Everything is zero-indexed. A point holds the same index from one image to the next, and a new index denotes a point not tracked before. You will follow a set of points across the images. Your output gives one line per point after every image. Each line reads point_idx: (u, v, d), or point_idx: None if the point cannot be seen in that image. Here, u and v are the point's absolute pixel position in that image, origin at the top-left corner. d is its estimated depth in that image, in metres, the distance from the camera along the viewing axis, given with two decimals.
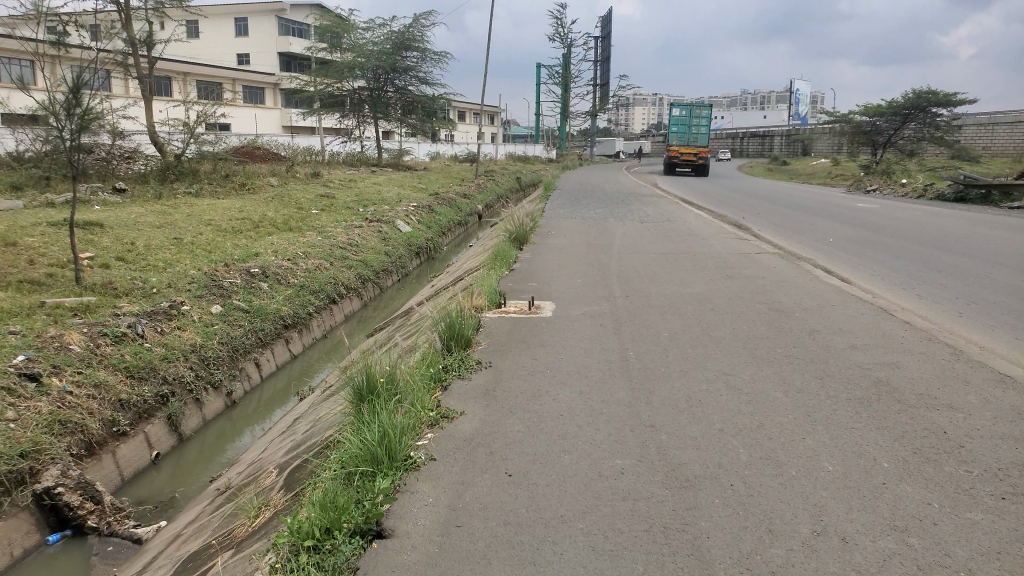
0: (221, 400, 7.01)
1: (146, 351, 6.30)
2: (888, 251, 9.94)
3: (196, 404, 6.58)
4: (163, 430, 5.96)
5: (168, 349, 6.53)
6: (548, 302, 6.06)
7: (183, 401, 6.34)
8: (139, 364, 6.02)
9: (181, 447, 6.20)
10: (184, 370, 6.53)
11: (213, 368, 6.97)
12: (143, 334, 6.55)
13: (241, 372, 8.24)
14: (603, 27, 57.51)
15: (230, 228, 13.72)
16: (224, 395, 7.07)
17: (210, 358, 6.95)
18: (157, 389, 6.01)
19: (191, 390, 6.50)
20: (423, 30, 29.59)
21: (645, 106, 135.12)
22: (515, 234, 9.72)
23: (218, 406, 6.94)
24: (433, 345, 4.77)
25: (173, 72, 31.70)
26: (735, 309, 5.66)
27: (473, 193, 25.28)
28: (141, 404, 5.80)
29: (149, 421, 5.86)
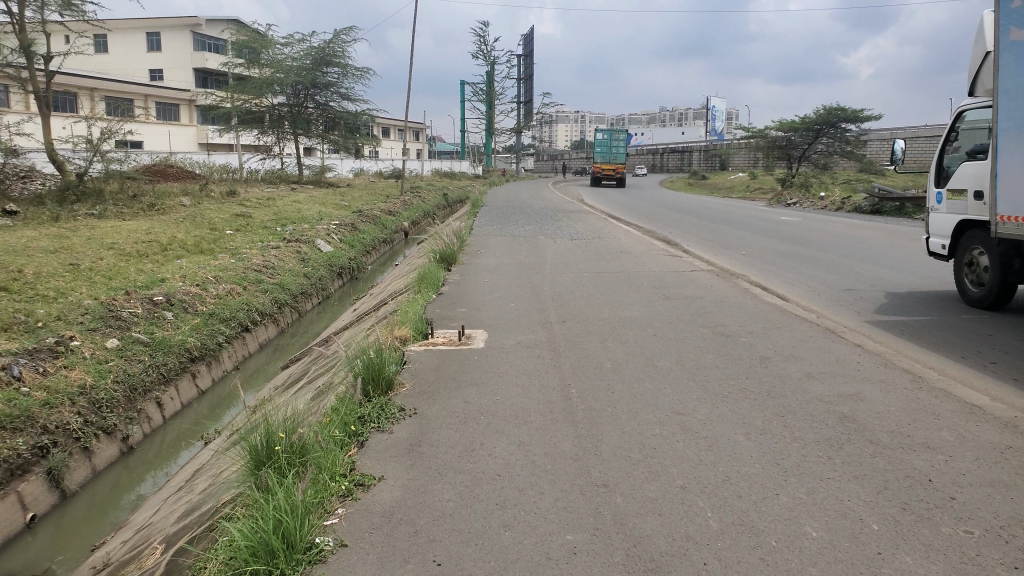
0: (116, 446, 6.11)
1: (21, 397, 5.42)
2: (821, 266, 9.86)
3: (85, 453, 5.69)
4: (42, 487, 5.14)
5: (49, 394, 5.66)
6: (481, 331, 5.49)
7: (68, 451, 5.48)
8: (12, 413, 5.16)
9: (67, 506, 5.38)
10: (70, 416, 5.65)
11: (107, 411, 6.10)
12: (20, 376, 5.71)
13: (140, 415, 7.34)
14: (526, 46, 57.89)
15: (134, 251, 12.62)
16: (120, 441, 6.20)
17: (103, 401, 6.08)
18: (36, 440, 5.17)
19: (79, 438, 5.64)
20: (344, 45, 28.77)
21: (568, 123, 137.14)
22: (442, 254, 9.15)
23: (113, 453, 6.04)
24: (349, 390, 4.12)
25: (75, 86, 29.78)
26: (679, 333, 5.26)
27: (398, 210, 24.59)
28: (16, 459, 4.96)
29: (24, 478, 5.02)
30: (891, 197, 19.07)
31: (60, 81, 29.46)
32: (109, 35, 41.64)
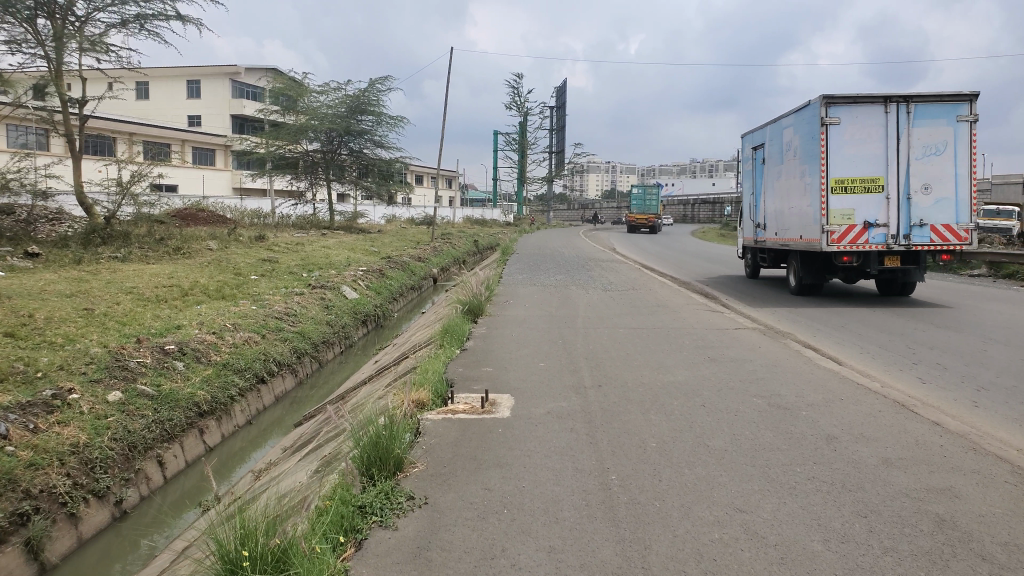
0: (107, 511, 5.63)
1: (5, 458, 5.04)
2: (872, 326, 9.24)
3: (70, 520, 5.22)
4: (17, 560, 4.69)
5: (36, 453, 5.27)
6: (506, 397, 4.96)
7: (52, 518, 5.05)
8: None
9: None
10: (58, 479, 5.21)
11: (100, 472, 5.66)
12: (8, 435, 5.35)
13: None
14: (557, 96, 58.54)
15: (154, 297, 12.40)
16: (113, 505, 5.74)
17: (95, 461, 5.65)
18: (15, 506, 4.76)
19: (65, 503, 5.20)
20: (378, 94, 29.10)
21: (599, 173, 138.03)
22: (468, 305, 8.73)
23: (102, 519, 5.55)
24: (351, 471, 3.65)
25: (113, 131, 30.42)
26: (729, 404, 4.70)
27: (427, 257, 24.43)
28: None
29: None
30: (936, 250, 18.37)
31: (101, 126, 30.19)
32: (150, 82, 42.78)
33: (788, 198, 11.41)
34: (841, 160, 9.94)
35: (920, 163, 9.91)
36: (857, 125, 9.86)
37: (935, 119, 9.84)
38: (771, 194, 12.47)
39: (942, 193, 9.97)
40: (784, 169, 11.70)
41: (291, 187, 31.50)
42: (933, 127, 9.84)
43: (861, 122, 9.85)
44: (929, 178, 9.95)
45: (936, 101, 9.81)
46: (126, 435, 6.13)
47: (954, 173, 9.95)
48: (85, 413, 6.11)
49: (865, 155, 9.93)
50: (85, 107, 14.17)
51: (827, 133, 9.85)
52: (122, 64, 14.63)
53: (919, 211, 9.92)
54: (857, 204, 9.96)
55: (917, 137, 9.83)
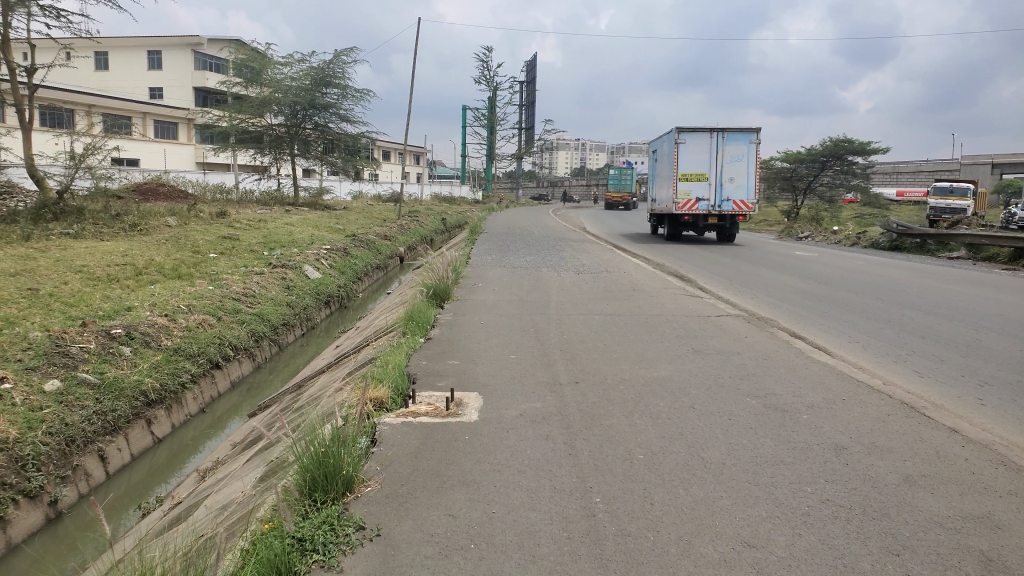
0: (40, 513, 4.95)
1: None
2: (856, 312, 8.93)
3: None
4: None
5: None
6: (477, 397, 4.39)
7: None
8: None
9: None
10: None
11: (33, 471, 4.95)
12: None
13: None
14: (528, 71, 57.60)
15: (104, 275, 11.57)
16: (48, 506, 5.03)
17: (27, 458, 4.93)
18: None
19: None
20: (343, 66, 28.06)
21: (570, 152, 137.50)
22: (433, 289, 8.15)
23: (35, 521, 4.88)
24: (290, 491, 3.05)
25: (65, 101, 28.92)
26: (721, 408, 4.21)
27: (394, 235, 23.72)
28: None
29: None
30: (913, 232, 18.44)
31: (52, 95, 28.70)
32: (109, 52, 40.92)
33: (664, 183, 19.39)
34: (686, 163, 17.99)
35: (729, 165, 17.94)
36: (696, 144, 17.95)
37: (737, 142, 17.93)
38: (656, 183, 20.92)
39: (741, 182, 18.02)
40: (662, 167, 19.97)
41: (255, 161, 30.41)
42: (735, 147, 18.02)
43: (697, 143, 17.94)
44: (733, 173, 18.11)
45: (737, 132, 17.91)
46: (63, 428, 5.42)
47: (748, 172, 18.00)
48: (18, 405, 5.31)
49: (700, 162, 18.00)
50: (36, 76, 13.27)
51: (678, 148, 17.97)
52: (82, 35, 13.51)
53: (727, 191, 17.99)
54: (692, 187, 18.06)
55: (729, 151, 17.93)
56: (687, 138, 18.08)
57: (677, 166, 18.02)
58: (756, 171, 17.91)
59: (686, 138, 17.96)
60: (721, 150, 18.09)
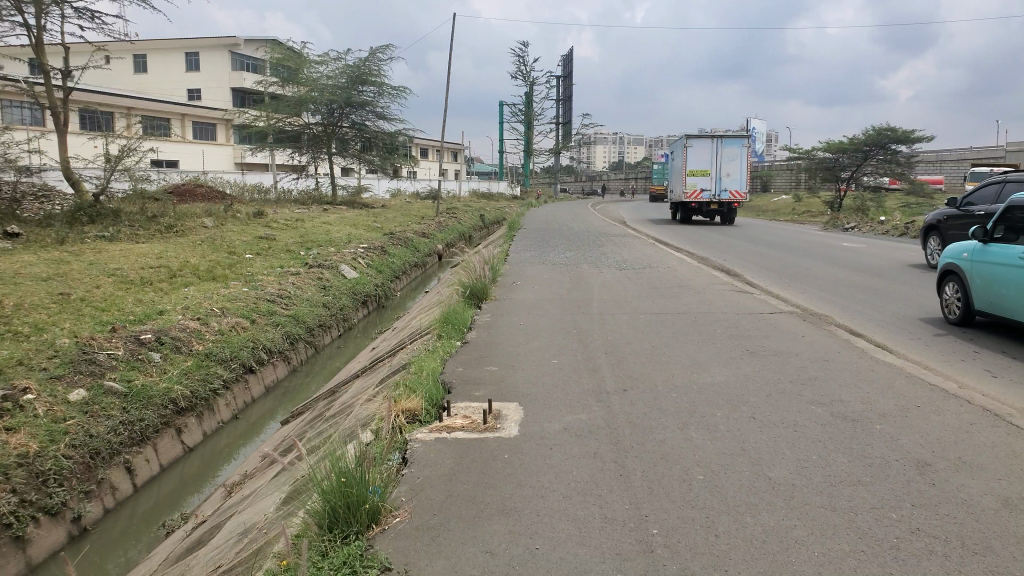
0: (62, 530, 4.83)
1: None
2: (917, 306, 8.41)
3: (15, 545, 4.42)
4: None
5: None
6: (518, 409, 4.12)
7: None
8: None
9: None
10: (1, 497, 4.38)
11: (55, 486, 4.84)
12: None
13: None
14: (564, 64, 57.09)
15: (139, 279, 11.60)
16: (70, 522, 4.93)
17: (48, 474, 4.82)
18: None
19: (9, 527, 4.37)
20: (379, 63, 27.98)
21: (607, 145, 136.36)
22: (470, 289, 7.90)
23: (56, 539, 4.76)
24: (313, 524, 2.84)
25: (107, 105, 29.46)
26: (786, 417, 3.85)
27: (431, 232, 23.58)
28: None
29: None
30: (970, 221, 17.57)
31: (94, 100, 29.27)
32: (148, 55, 41.59)
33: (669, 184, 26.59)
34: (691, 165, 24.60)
35: (732, 159, 23.63)
36: (701, 148, 24.17)
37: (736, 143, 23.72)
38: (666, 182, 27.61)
39: (735, 176, 24.37)
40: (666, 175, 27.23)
41: (292, 161, 30.62)
42: (730, 149, 24.22)
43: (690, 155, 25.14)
44: (729, 169, 24.43)
45: (735, 136, 23.71)
46: (88, 439, 5.29)
47: (739, 168, 24.29)
48: (41, 417, 5.21)
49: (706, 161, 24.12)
50: (71, 80, 13.30)
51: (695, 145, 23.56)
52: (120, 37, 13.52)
53: (724, 183, 24.45)
54: (697, 181, 24.60)
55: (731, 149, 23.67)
56: (694, 143, 24.17)
57: (688, 164, 24.02)
58: (745, 168, 24.34)
59: (693, 144, 24.28)
60: (723, 149, 24.00)
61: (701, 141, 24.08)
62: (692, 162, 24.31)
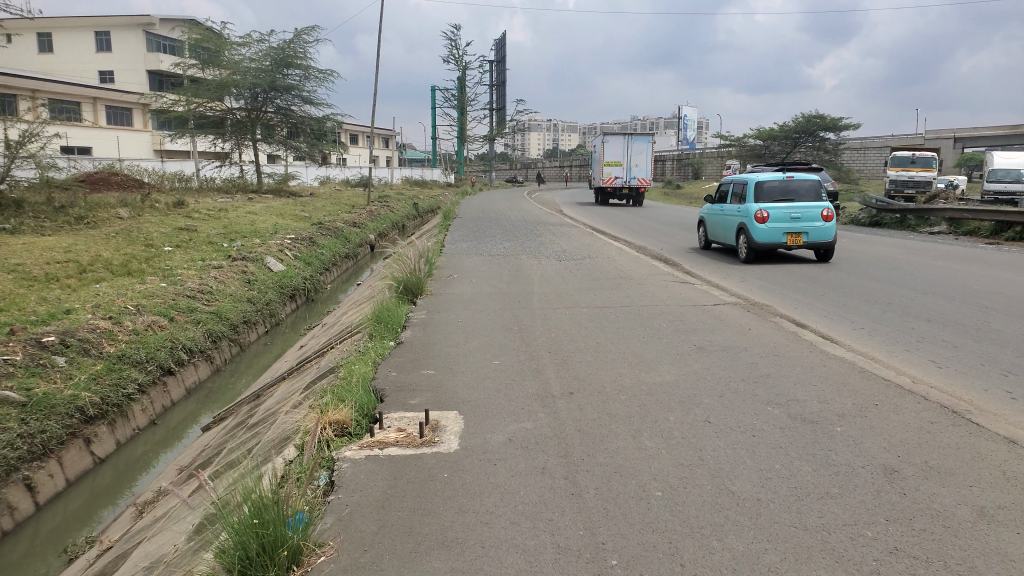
0: None
1: None
2: (853, 294, 8.47)
3: None
4: None
5: None
6: (458, 419, 3.77)
7: None
8: None
9: None
10: None
11: None
12: None
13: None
14: (496, 51, 56.60)
15: (43, 275, 10.69)
16: None
17: None
18: None
19: None
20: (305, 46, 26.92)
21: (539, 134, 136.64)
22: (404, 284, 7.49)
23: None
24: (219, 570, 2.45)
25: (8, 86, 27.37)
26: (742, 423, 3.64)
27: (363, 221, 22.86)
28: None
29: None
30: (893, 208, 18.12)
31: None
32: (53, 33, 38.97)
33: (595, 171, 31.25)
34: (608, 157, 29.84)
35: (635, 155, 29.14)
36: (615, 143, 29.38)
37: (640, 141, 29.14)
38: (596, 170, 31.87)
39: (642, 166, 29.19)
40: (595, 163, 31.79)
41: (215, 148, 29.27)
42: (639, 144, 29.23)
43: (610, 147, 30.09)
44: (638, 160, 29.44)
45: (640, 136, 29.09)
46: None
47: (645, 159, 29.40)
48: None
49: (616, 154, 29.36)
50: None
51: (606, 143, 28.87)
52: (22, 16, 12.49)
53: (634, 171, 29.41)
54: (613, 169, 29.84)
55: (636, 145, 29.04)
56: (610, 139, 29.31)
57: (604, 155, 29.22)
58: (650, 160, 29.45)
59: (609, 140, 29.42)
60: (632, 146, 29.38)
61: (614, 138, 29.46)
62: (608, 155, 29.68)
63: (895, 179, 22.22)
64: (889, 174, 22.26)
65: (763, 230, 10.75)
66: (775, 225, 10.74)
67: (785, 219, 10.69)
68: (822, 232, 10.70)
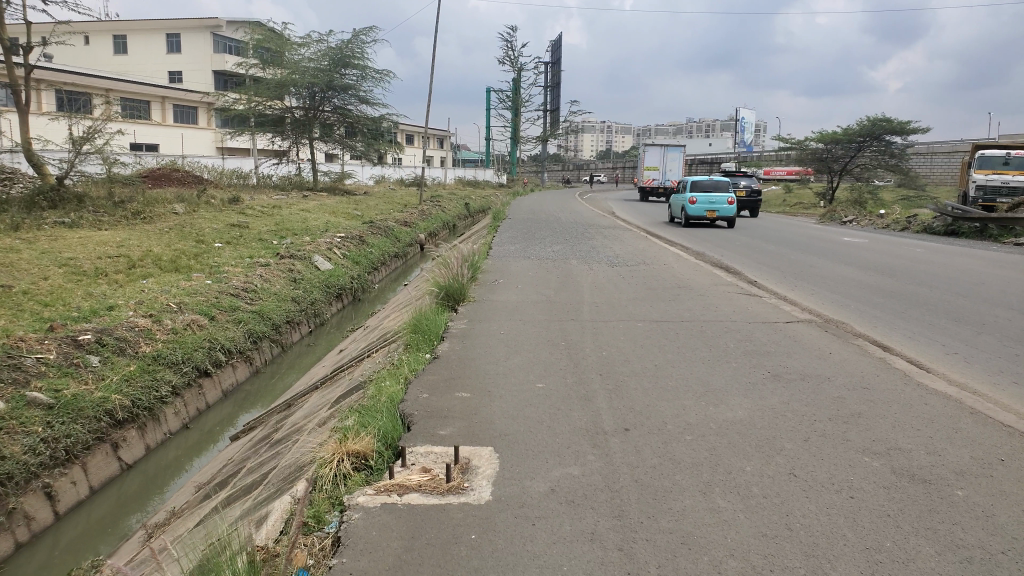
0: None
1: None
2: (940, 313, 7.64)
3: None
4: None
5: None
6: (494, 459, 3.21)
7: None
8: None
9: None
10: None
11: None
12: None
13: (14, 514, 5.03)
14: (553, 51, 55.96)
15: (92, 270, 10.58)
16: None
17: None
18: None
19: None
20: (362, 46, 26.82)
21: (594, 136, 135.46)
22: (446, 290, 7.01)
23: None
24: None
25: (77, 84, 28.11)
26: (837, 477, 3.00)
27: (414, 220, 22.60)
28: None
29: None
30: (971, 216, 16.90)
31: (65, 79, 27.86)
32: (127, 34, 40.02)
33: None
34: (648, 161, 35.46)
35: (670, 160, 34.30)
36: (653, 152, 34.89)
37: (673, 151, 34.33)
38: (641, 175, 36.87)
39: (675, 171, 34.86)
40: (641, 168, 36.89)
41: (273, 145, 29.44)
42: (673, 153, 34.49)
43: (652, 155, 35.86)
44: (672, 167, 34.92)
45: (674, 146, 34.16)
46: None
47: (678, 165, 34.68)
48: None
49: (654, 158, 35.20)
50: (29, 56, 12.29)
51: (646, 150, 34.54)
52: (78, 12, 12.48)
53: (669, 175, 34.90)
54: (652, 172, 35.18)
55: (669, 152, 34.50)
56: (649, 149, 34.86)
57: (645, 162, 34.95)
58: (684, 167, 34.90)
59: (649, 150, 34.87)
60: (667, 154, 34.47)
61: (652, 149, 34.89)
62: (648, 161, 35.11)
63: (984, 183, 20.01)
64: (977, 179, 20.03)
65: (694, 207, 19.29)
66: (700, 205, 19.36)
67: (708, 203, 19.30)
68: (726, 210, 19.29)
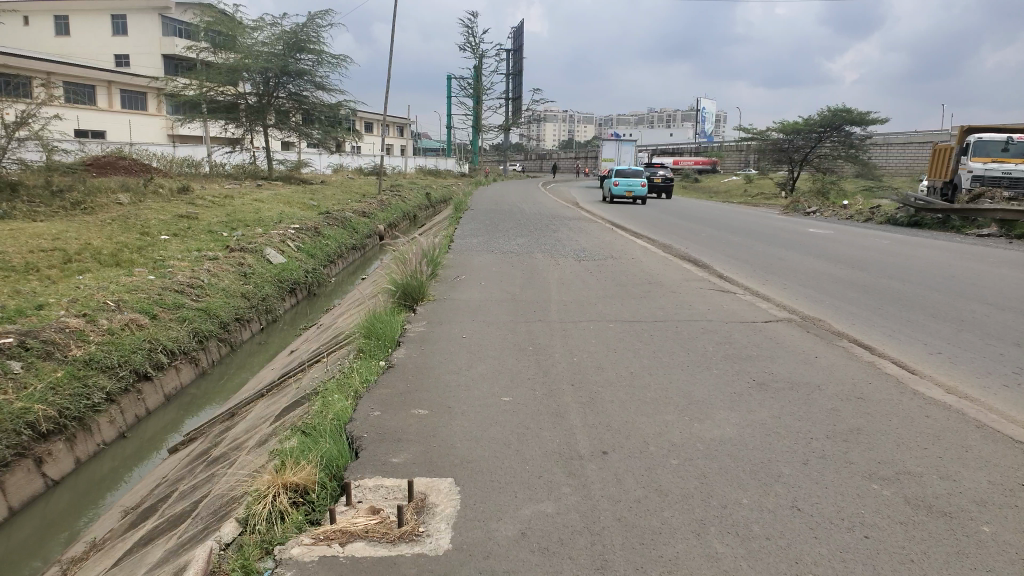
0: None
1: None
2: (919, 308, 7.44)
3: None
4: None
5: None
6: (454, 494, 2.79)
7: None
8: None
9: None
10: None
11: None
12: None
13: None
14: (515, 40, 55.34)
15: (20, 265, 9.78)
16: None
17: None
18: None
19: None
20: (318, 30, 25.95)
21: (555, 126, 135.31)
22: (403, 289, 6.53)
23: None
24: None
25: (13, 67, 26.62)
26: (847, 511, 2.64)
27: (373, 211, 21.94)
28: None
29: None
30: (934, 207, 17.05)
31: (0, 61, 26.37)
32: (69, 16, 38.16)
33: None
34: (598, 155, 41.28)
35: None
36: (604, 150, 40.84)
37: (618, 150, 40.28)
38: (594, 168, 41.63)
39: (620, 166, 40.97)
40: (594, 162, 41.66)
41: (226, 133, 28.39)
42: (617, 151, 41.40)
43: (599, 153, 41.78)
44: None
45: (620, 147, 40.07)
46: None
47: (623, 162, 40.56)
48: None
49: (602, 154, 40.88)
50: None
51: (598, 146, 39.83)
52: None
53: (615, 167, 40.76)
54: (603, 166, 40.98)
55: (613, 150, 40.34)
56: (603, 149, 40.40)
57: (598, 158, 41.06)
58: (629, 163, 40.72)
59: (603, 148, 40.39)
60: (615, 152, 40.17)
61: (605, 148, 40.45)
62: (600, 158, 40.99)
63: (983, 172, 18.54)
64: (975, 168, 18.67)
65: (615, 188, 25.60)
66: (621, 186, 25.54)
67: (629, 184, 25.46)
68: (639, 190, 25.56)
